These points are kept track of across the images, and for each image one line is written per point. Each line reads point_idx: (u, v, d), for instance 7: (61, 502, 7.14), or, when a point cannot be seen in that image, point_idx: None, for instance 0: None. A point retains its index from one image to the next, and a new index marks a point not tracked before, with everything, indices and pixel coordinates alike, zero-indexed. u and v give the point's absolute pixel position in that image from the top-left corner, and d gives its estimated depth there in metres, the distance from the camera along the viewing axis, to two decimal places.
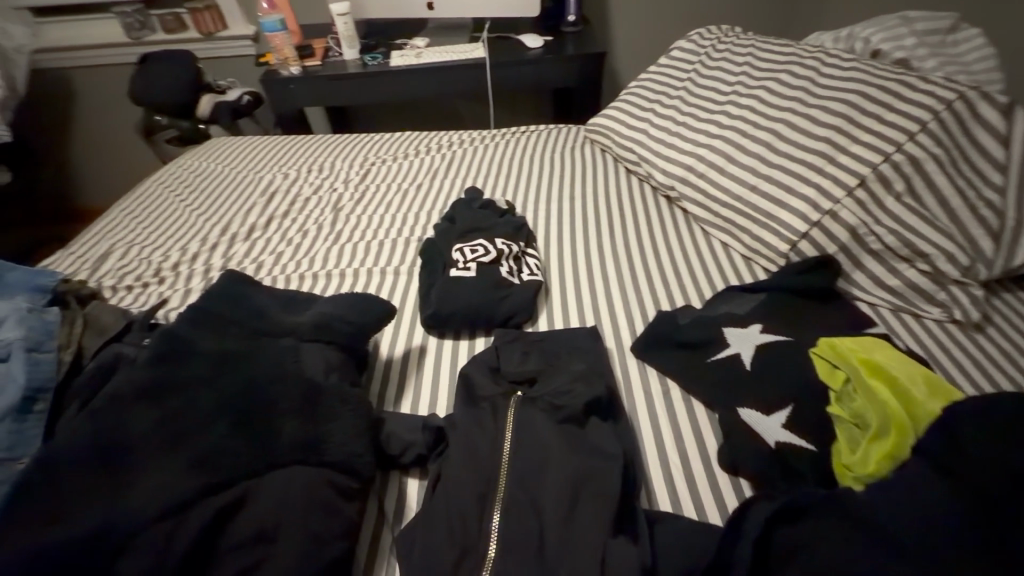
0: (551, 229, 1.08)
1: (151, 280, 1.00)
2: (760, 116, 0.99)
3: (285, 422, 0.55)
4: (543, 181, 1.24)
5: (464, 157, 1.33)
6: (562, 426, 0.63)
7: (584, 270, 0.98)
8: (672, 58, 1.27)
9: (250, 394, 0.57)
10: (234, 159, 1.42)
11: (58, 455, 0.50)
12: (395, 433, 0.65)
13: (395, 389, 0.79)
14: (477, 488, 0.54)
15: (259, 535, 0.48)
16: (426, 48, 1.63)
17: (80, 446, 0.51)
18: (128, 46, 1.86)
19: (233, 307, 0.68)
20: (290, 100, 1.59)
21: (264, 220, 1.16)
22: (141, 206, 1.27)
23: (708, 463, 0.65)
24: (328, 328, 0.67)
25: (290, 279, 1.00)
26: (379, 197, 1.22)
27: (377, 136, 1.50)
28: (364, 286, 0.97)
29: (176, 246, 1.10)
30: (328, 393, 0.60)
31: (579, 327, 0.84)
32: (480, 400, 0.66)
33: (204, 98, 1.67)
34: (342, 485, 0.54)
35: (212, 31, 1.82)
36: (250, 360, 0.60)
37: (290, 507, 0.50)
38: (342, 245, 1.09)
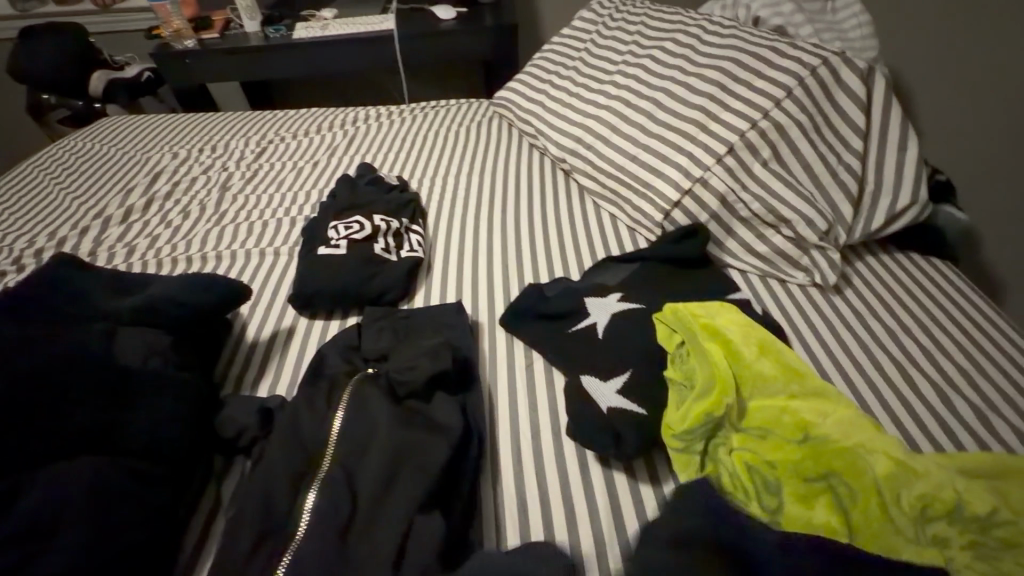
0: (443, 205, 1.06)
1: (8, 268, 0.94)
2: (643, 85, 0.98)
3: (76, 410, 0.54)
4: (444, 155, 1.20)
5: (367, 133, 1.29)
6: (401, 403, 0.61)
7: (471, 244, 0.96)
8: (573, 28, 1.24)
9: (47, 380, 0.54)
10: (124, 140, 1.35)
11: None
12: (230, 417, 0.62)
13: (256, 371, 0.76)
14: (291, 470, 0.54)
15: (35, 529, 0.46)
16: (333, 19, 1.56)
17: None
18: (14, 18, 1.73)
19: (54, 293, 0.65)
20: (188, 77, 1.51)
21: (144, 203, 1.10)
22: (14, 190, 1.18)
23: (556, 431, 0.65)
24: (153, 311, 0.65)
25: (161, 262, 0.95)
26: (271, 176, 1.17)
27: (281, 113, 1.43)
28: (239, 267, 0.94)
29: (43, 232, 1.03)
30: (137, 378, 0.58)
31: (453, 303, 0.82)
32: (321, 379, 0.64)
33: (96, 74, 1.56)
34: (145, 472, 0.52)
35: (108, 2, 1.71)
36: (53, 346, 0.57)
37: (75, 491, 0.48)
38: (224, 226, 1.04)
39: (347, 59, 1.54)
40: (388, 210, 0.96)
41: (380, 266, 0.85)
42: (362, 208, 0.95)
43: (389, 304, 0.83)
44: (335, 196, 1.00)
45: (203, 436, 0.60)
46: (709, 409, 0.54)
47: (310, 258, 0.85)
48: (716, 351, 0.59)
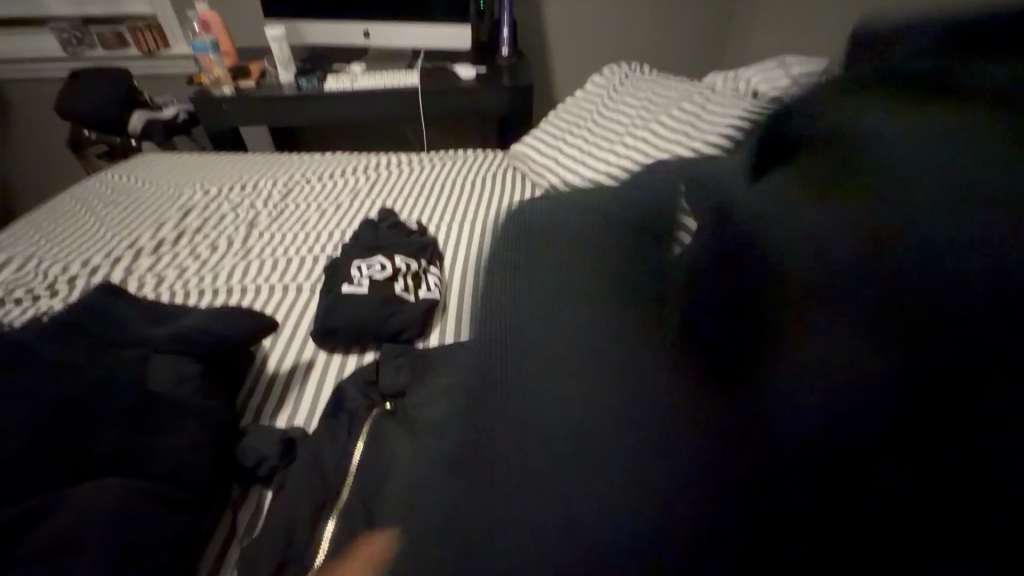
0: (458, 249, 1.11)
1: (42, 293, 0.98)
2: (651, 146, 1.06)
3: (108, 432, 0.57)
4: (460, 202, 1.27)
5: (388, 178, 1.37)
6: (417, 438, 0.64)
7: None
8: (586, 91, 1.34)
9: (87, 402, 0.58)
10: (158, 176, 1.43)
11: None
12: (252, 446, 0.65)
13: (275, 403, 0.79)
14: (311, 500, 0.56)
15: (65, 546, 0.49)
16: (361, 73, 1.68)
17: None
18: (65, 61, 1.85)
19: (96, 319, 0.69)
20: (222, 119, 1.62)
21: (174, 235, 1.16)
22: (52, 218, 1.25)
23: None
24: (186, 340, 0.69)
25: (188, 293, 1.00)
26: (297, 215, 1.23)
27: (308, 156, 1.52)
28: (261, 300, 0.98)
29: (77, 259, 1.08)
30: (170, 403, 0.61)
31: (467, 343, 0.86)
32: (341, 413, 0.67)
33: (136, 113, 1.67)
34: (171, 496, 0.55)
35: (153, 49, 1.82)
36: (95, 370, 0.61)
37: (104, 509, 0.51)
38: (250, 261, 1.09)
39: (372, 110, 1.64)
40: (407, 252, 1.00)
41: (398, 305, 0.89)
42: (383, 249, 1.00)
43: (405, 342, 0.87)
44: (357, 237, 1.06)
45: (227, 463, 0.62)
46: None
47: (332, 295, 0.90)
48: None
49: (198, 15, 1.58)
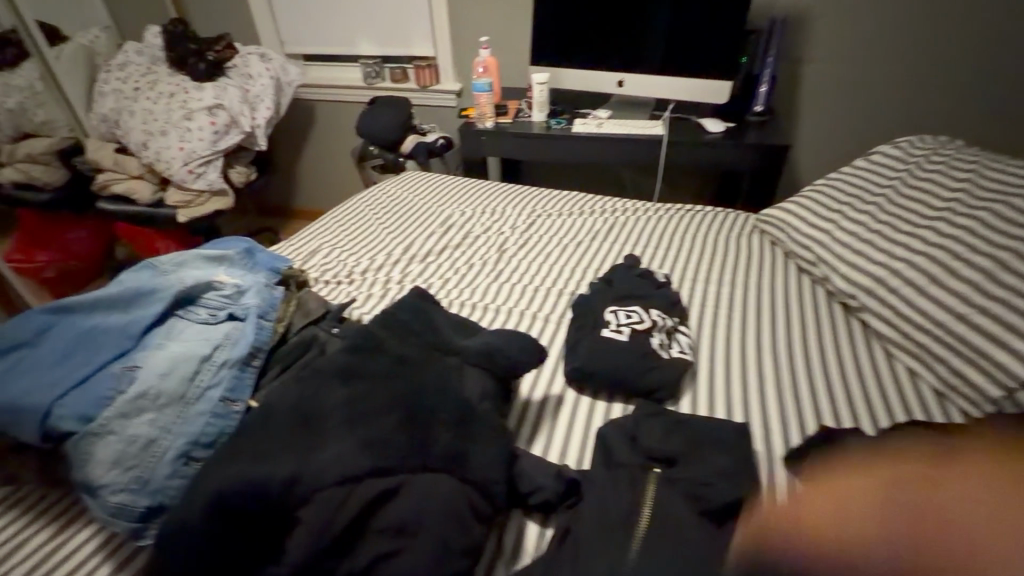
0: (716, 311, 1.04)
1: (344, 279, 1.18)
2: (980, 241, 0.87)
3: (441, 429, 0.61)
4: (711, 262, 1.19)
5: (625, 224, 1.37)
6: (700, 518, 0.60)
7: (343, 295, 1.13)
8: (873, 161, 1.19)
9: (412, 398, 0.63)
10: (423, 191, 1.63)
11: (272, 406, 0.62)
12: (528, 472, 0.67)
13: (529, 430, 0.81)
14: (609, 545, 0.56)
15: (401, 528, 0.54)
16: (607, 119, 1.73)
17: (292, 402, 0.62)
18: (362, 89, 2.30)
19: (417, 321, 0.78)
20: (479, 150, 1.80)
21: (439, 247, 1.32)
22: (348, 217, 1.51)
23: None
24: (489, 357, 0.73)
25: (452, 303, 1.09)
26: (540, 245, 1.30)
27: (546, 190, 1.61)
28: (504, 323, 1.03)
29: (366, 256, 1.29)
30: (480, 417, 0.65)
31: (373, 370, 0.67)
32: (617, 465, 0.66)
33: (411, 138, 1.98)
34: (479, 507, 0.58)
35: (428, 84, 2.19)
36: (425, 368, 0.68)
37: (437, 508, 0.55)
38: (501, 283, 1.17)
39: (604, 155, 1.70)
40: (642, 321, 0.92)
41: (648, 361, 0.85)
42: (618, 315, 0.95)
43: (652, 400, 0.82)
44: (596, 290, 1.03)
45: (510, 483, 0.65)
46: None
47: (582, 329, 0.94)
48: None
49: (482, 59, 1.79)
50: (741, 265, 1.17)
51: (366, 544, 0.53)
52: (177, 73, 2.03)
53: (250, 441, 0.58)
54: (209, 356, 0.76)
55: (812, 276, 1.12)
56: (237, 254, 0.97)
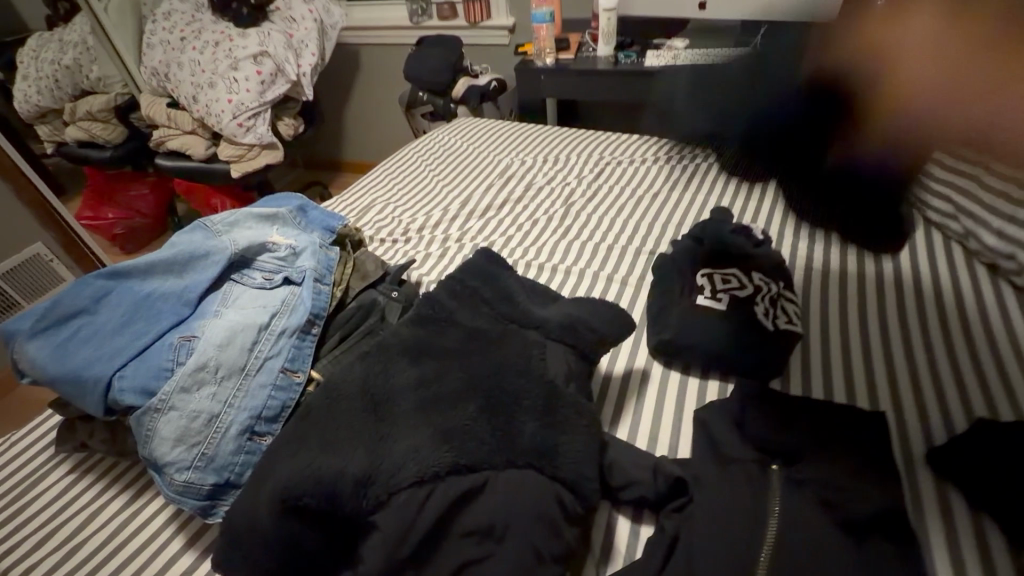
0: (827, 275, 0.89)
1: (400, 237, 1.10)
2: None
3: (524, 419, 0.53)
4: (818, 216, 1.02)
5: (709, 172, 1.21)
6: (836, 531, 0.50)
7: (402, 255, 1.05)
8: None
9: (490, 382, 0.55)
10: (477, 138, 1.51)
11: (337, 385, 0.56)
12: (620, 463, 0.59)
13: (613, 410, 0.72)
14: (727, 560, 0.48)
15: (487, 531, 0.47)
16: (684, 50, 1.52)
17: (358, 383, 0.55)
18: (409, 29, 2.15)
19: (489, 286, 0.69)
20: (537, 92, 1.64)
21: (499, 201, 1.21)
22: (399, 169, 1.41)
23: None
24: (573, 331, 0.63)
25: (516, 264, 1.00)
26: (611, 197, 1.17)
27: (613, 135, 1.45)
28: (575, 287, 0.93)
29: (422, 212, 1.20)
30: (567, 402, 0.57)
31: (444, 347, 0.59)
32: (726, 460, 0.57)
33: (462, 81, 1.83)
34: (570, 508, 0.51)
35: (479, 19, 2.01)
36: (502, 344, 0.60)
37: (526, 509, 0.48)
38: (570, 240, 1.06)
39: None
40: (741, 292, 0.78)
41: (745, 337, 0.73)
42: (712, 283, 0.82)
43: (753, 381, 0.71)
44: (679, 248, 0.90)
45: (600, 477, 0.57)
46: None
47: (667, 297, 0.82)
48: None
49: None
50: None
51: (448, 550, 0.47)
52: (220, 19, 1.95)
53: (316, 427, 0.52)
54: (267, 324, 0.71)
55: (945, 231, 0.93)
56: (289, 212, 0.90)
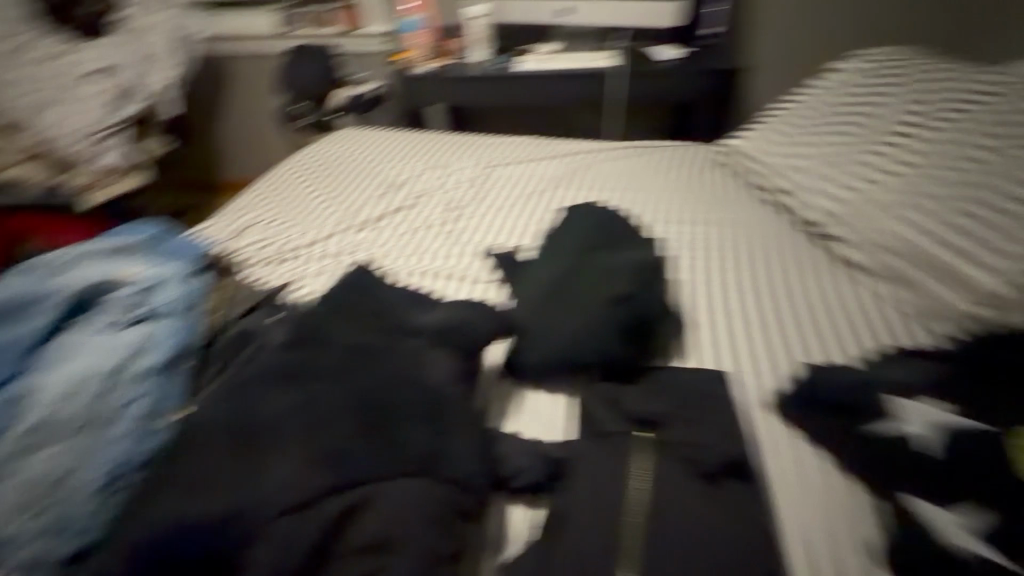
0: (689, 256, 0.99)
1: (281, 257, 1.05)
2: (950, 154, 0.85)
3: (406, 426, 0.54)
4: (680, 204, 1.13)
5: (583, 168, 1.28)
6: (697, 482, 0.56)
7: (284, 275, 1.01)
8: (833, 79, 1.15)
9: (366, 396, 0.55)
10: (360, 149, 1.48)
11: (199, 422, 0.53)
12: (509, 455, 0.61)
13: (504, 406, 0.74)
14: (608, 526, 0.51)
15: (375, 545, 0.46)
16: (554, 54, 1.60)
17: (221, 418, 0.52)
18: (280, 38, 2.05)
19: (364, 301, 0.68)
20: (419, 99, 1.65)
21: (385, 211, 1.19)
22: (277, 187, 1.34)
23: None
24: (453, 334, 0.65)
25: (405, 274, 0.99)
26: (496, 199, 1.21)
27: (495, 139, 1.49)
28: (465, 291, 0.94)
29: (305, 229, 1.15)
30: (449, 404, 0.58)
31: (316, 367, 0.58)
32: (603, 434, 0.61)
33: (341, 91, 1.78)
34: (460, 504, 0.51)
35: (354, 28, 1.97)
36: (380, 356, 0.60)
37: (412, 512, 0.48)
38: (458, 245, 1.07)
39: (555, 94, 1.58)
40: (623, 279, 0.74)
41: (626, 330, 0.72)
42: (595, 266, 0.79)
43: (626, 379, 0.72)
44: (557, 232, 0.91)
45: (490, 472, 0.58)
46: None
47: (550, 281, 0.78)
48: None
49: None
50: (706, 205, 1.13)
51: (337, 571, 0.45)
52: (52, 32, 1.73)
53: (176, 473, 0.48)
54: (118, 367, 0.64)
55: None
56: (140, 242, 0.82)
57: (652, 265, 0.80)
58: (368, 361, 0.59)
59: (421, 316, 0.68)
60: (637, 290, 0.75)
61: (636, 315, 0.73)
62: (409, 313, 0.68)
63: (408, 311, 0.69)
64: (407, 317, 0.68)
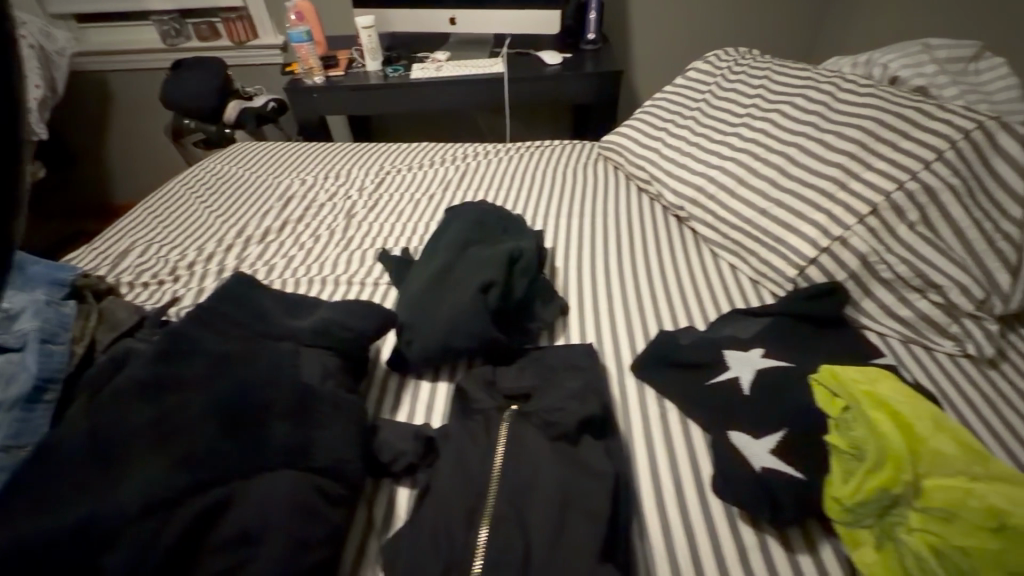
0: (568, 245, 1.08)
1: (166, 278, 1.02)
2: (773, 140, 0.99)
3: (272, 425, 0.56)
4: (564, 198, 1.22)
5: (475, 169, 1.35)
6: (554, 443, 0.62)
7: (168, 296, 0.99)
8: (688, 78, 1.28)
9: (233, 399, 0.57)
10: (253, 163, 1.45)
11: (53, 443, 0.52)
12: (387, 441, 0.65)
13: (392, 398, 0.78)
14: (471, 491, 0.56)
15: (242, 537, 0.49)
16: (446, 61, 1.65)
17: (78, 437, 0.52)
18: (163, 51, 1.96)
19: (238, 310, 0.70)
20: (314, 110, 1.64)
21: (278, 224, 1.19)
22: (163, 206, 1.30)
23: (709, 522, 0.61)
24: (325, 334, 0.68)
25: (297, 283, 1.01)
26: (391, 204, 1.24)
27: (393, 146, 1.52)
28: (356, 295, 0.97)
29: (192, 247, 1.13)
30: (321, 399, 0.61)
31: (183, 378, 0.59)
32: (475, 412, 0.67)
33: (232, 104, 1.74)
34: (329, 491, 0.55)
35: (244, 39, 1.92)
36: (251, 360, 0.62)
37: (279, 502, 0.51)
38: (352, 251, 1.10)
39: (450, 100, 1.63)
40: (493, 270, 0.79)
41: (497, 316, 0.77)
42: (470, 259, 0.83)
43: (503, 361, 0.79)
44: (441, 230, 0.96)
45: (368, 458, 0.62)
46: (885, 480, 0.53)
47: (430, 275, 0.82)
48: (879, 415, 0.58)
49: (295, 5, 1.59)
50: (587, 196, 1.22)
51: (202, 566, 0.47)
52: None
53: (27, 494, 0.48)
54: None
55: (648, 193, 1.20)
56: None
57: (524, 253, 0.85)
58: (239, 366, 0.61)
59: (297, 319, 0.70)
60: (507, 279, 0.80)
61: (506, 301, 0.79)
62: (285, 317, 0.70)
63: (284, 315, 0.71)
64: (283, 321, 0.70)
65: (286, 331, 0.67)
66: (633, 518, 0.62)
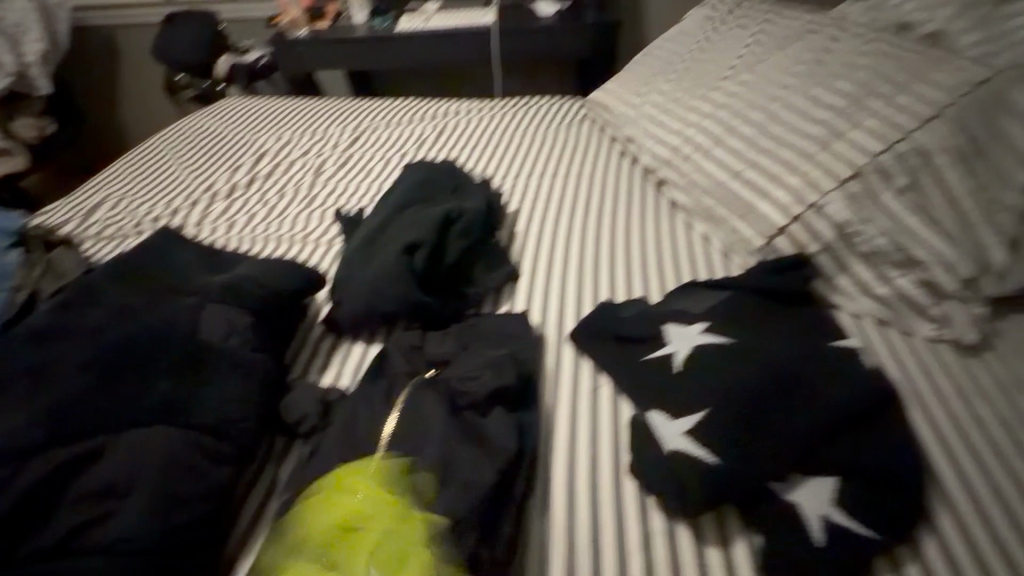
0: (534, 207, 1.02)
1: (129, 232, 1.03)
2: (757, 95, 0.89)
3: (158, 380, 0.55)
4: (538, 158, 1.15)
5: (452, 127, 1.29)
6: (458, 414, 0.59)
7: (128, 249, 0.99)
8: (682, 28, 1.17)
9: (124, 353, 0.56)
10: (236, 119, 1.44)
11: None
12: (295, 402, 0.63)
13: (322, 357, 0.76)
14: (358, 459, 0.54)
15: (105, 490, 0.48)
16: (435, 13, 1.58)
17: None
18: (162, 5, 1.94)
19: (156, 264, 0.69)
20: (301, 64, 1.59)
21: (246, 180, 1.17)
22: (142, 160, 1.30)
23: (617, 505, 0.57)
24: (235, 291, 0.66)
25: (252, 240, 0.99)
26: (361, 162, 1.20)
27: (377, 102, 1.47)
28: (307, 254, 0.95)
29: (161, 202, 1.13)
30: (218, 357, 0.59)
31: (80, 330, 0.58)
32: (386, 377, 0.64)
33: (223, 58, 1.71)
34: (210, 449, 0.53)
35: None
36: (153, 315, 0.60)
37: (148, 458, 0.50)
38: (313, 209, 1.07)
39: (438, 53, 1.55)
40: (421, 231, 0.75)
41: (422, 281, 0.74)
42: (405, 219, 0.79)
43: (437, 326, 0.75)
44: None
45: (269, 418, 0.61)
46: None
47: (364, 236, 0.79)
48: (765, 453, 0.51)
49: None
50: (565, 157, 1.15)
51: (64, 515, 0.46)
52: None
53: None
54: None
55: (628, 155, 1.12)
56: None
57: (465, 213, 0.81)
58: (139, 320, 0.60)
59: (214, 275, 0.69)
60: (437, 241, 0.76)
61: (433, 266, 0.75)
62: (202, 274, 0.69)
63: (204, 271, 0.70)
64: (200, 277, 0.68)
65: (199, 287, 0.66)
66: (535, 494, 0.59)
